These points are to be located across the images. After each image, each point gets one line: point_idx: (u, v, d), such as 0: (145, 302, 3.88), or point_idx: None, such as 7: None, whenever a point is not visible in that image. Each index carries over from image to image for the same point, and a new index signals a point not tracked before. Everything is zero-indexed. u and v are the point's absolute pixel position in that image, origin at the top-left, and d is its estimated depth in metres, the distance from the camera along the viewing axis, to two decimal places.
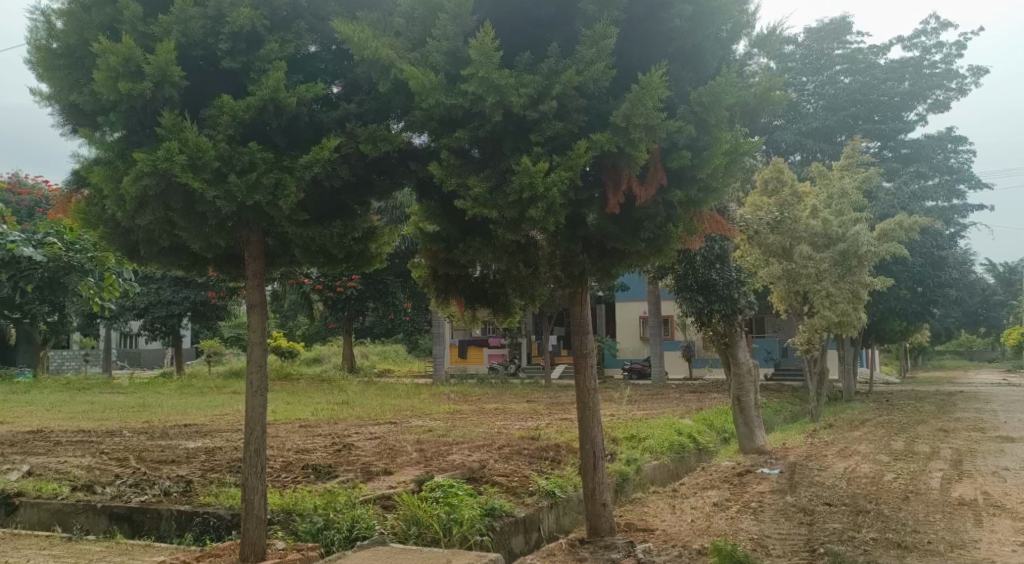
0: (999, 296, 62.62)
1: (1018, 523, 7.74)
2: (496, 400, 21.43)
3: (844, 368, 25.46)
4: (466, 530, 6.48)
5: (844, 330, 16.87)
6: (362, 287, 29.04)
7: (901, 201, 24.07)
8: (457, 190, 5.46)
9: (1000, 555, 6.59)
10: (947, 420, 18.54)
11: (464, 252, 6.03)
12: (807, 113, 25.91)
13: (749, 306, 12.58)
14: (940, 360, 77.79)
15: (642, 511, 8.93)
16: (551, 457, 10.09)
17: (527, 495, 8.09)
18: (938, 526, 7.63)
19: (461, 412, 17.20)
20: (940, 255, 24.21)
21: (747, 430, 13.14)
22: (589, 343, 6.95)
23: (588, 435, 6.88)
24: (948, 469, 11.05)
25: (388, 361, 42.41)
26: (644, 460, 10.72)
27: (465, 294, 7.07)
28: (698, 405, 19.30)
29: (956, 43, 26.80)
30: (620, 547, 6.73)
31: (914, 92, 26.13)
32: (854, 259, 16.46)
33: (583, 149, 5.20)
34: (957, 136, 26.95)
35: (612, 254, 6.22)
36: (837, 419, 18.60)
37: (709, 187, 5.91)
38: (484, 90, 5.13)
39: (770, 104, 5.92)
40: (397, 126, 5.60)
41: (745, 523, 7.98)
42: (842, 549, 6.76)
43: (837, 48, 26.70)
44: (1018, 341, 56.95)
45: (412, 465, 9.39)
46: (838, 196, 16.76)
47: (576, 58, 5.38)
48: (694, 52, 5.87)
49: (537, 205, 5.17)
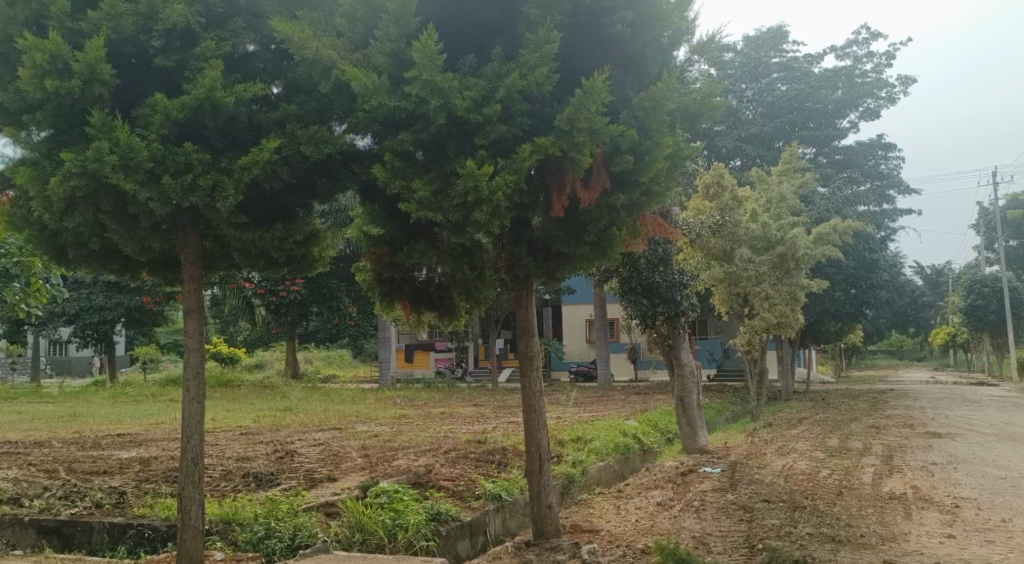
0: (927, 297, 65.13)
1: (945, 516, 8.03)
2: (442, 404, 21.35)
3: (783, 367, 26.05)
4: (411, 536, 6.43)
5: (782, 331, 17.29)
6: (305, 291, 28.55)
7: (836, 205, 24.77)
8: (402, 193, 5.39)
9: (929, 547, 6.83)
10: (879, 417, 19.14)
11: (409, 256, 5.97)
12: (746, 119, 26.59)
13: (692, 308, 12.73)
14: (872, 359, 80.37)
15: (588, 512, 9.02)
16: (498, 460, 10.09)
17: (473, 499, 8.07)
18: (870, 520, 7.86)
19: (407, 417, 17.08)
20: (872, 258, 25.03)
21: (690, 430, 13.30)
22: (534, 345, 6.96)
23: (534, 437, 6.89)
24: (880, 465, 11.42)
25: (333, 366, 41.88)
26: (590, 462, 10.81)
27: (411, 298, 7.00)
28: (642, 406, 19.54)
29: (885, 54, 27.72)
30: (566, 549, 6.75)
31: (847, 100, 26.94)
32: (792, 262, 16.94)
33: (527, 152, 5.21)
34: (887, 143, 27.78)
35: (557, 258, 6.30)
36: (777, 419, 18.95)
37: (652, 192, 5.99)
38: (428, 92, 5.09)
39: (710, 109, 6.01)
40: (340, 128, 5.52)
41: (687, 522, 8.09)
42: (778, 544, 6.92)
43: (775, 56, 27.49)
44: (944, 341, 59.21)
45: (357, 471, 9.27)
46: (776, 201, 17.55)
47: (520, 62, 5.38)
48: (635, 57, 5.96)
49: (482, 209, 5.16)
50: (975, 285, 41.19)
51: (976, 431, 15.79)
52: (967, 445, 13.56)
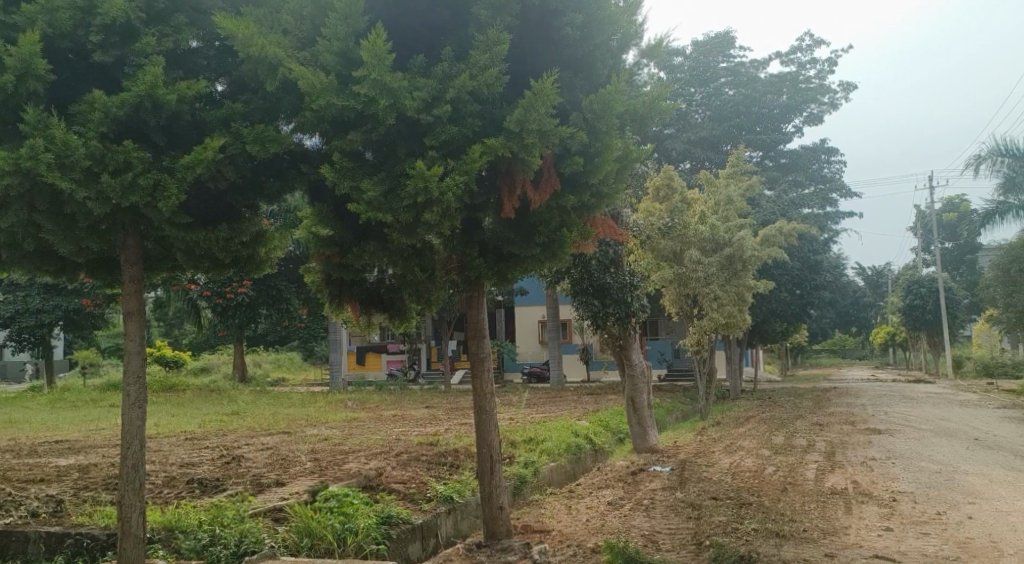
0: (868, 298, 66.93)
1: (884, 510, 8.27)
2: (394, 406, 21.20)
3: (731, 367, 26.47)
4: (361, 540, 6.38)
5: (731, 331, 17.61)
6: (253, 293, 28.02)
7: (781, 208, 25.27)
8: (351, 193, 5.33)
9: (868, 540, 7.02)
10: (822, 414, 19.61)
11: (359, 256, 5.92)
12: (695, 123, 27.08)
13: (643, 309, 12.86)
14: (816, 357, 82.30)
15: (540, 512, 9.04)
16: (450, 462, 10.07)
17: (424, 501, 8.04)
18: (813, 515, 8.05)
19: (358, 419, 16.95)
20: (815, 259, 25.67)
21: (640, 430, 13.44)
22: (485, 347, 6.94)
23: (485, 438, 6.89)
24: (823, 461, 11.70)
25: (283, 368, 41.29)
26: (541, 463, 10.84)
27: (360, 299, 6.92)
28: (593, 407, 19.69)
29: (828, 60, 28.41)
30: (517, 549, 6.78)
31: (792, 105, 27.55)
32: (739, 263, 17.27)
33: (478, 153, 5.21)
34: (830, 148, 28.49)
35: (509, 259, 6.31)
36: (725, 418, 19.28)
37: (602, 193, 6.04)
38: (377, 92, 5.04)
39: (658, 112, 6.08)
40: (287, 127, 5.45)
41: (637, 520, 8.18)
42: (725, 540, 7.04)
43: (722, 61, 27.97)
44: (884, 340, 60.95)
45: (306, 475, 9.14)
46: (724, 204, 17.84)
47: (470, 63, 5.38)
48: (585, 60, 6.01)
49: (432, 209, 5.13)
50: (913, 286, 42.49)
51: (914, 426, 16.31)
52: (906, 441, 13.97)
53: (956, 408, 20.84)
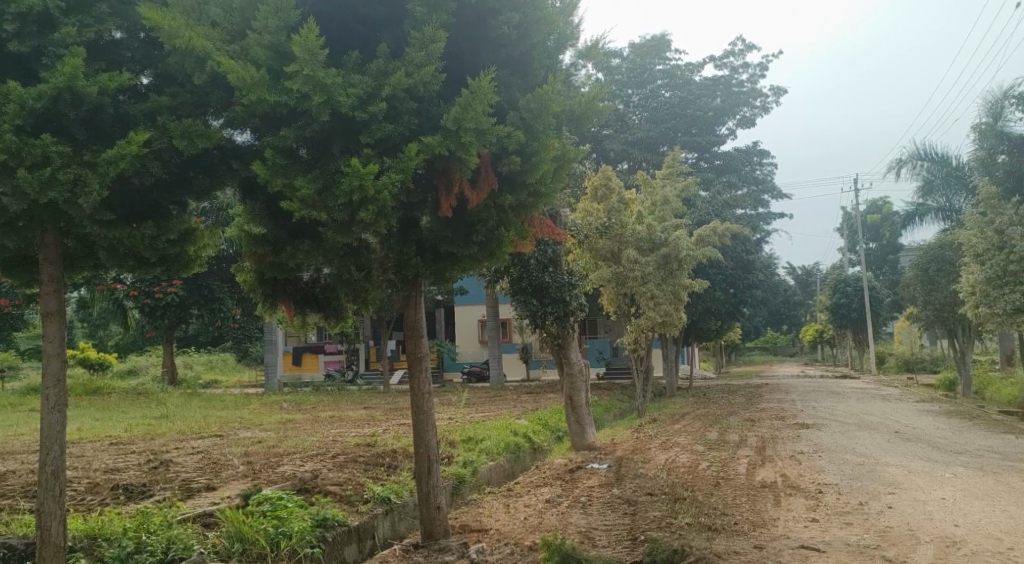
0: (796, 297, 69.00)
1: (811, 502, 8.53)
2: (332, 407, 20.91)
3: (668, 365, 26.94)
4: (295, 543, 6.28)
5: (667, 329, 17.91)
6: (184, 293, 27.25)
7: (716, 209, 25.80)
8: (284, 191, 5.22)
9: (795, 531, 7.23)
10: (754, 410, 20.12)
11: (293, 256, 5.79)
12: (632, 124, 27.47)
13: (581, 308, 12.96)
14: (748, 356, 84.56)
15: (478, 511, 9.02)
16: (387, 463, 9.97)
17: (361, 503, 7.94)
18: (743, 508, 8.26)
19: (293, 421, 16.62)
20: (748, 259, 26.31)
21: (579, 428, 13.53)
22: (423, 347, 6.89)
23: (423, 438, 6.85)
24: (754, 456, 12.00)
25: (215, 369, 40.30)
26: (480, 463, 10.84)
27: (294, 298, 6.77)
28: (533, 406, 19.79)
29: (759, 65, 29.17)
30: (454, 549, 6.74)
31: (725, 108, 28.20)
32: (675, 263, 17.54)
33: (414, 151, 5.17)
34: (762, 150, 29.24)
35: (446, 258, 6.27)
36: (661, 414, 19.61)
37: (539, 193, 6.06)
38: (310, 88, 4.94)
39: (595, 113, 6.14)
40: (217, 123, 5.34)
41: (574, 517, 8.25)
42: (659, 535, 7.15)
43: (658, 64, 28.42)
44: (812, 337, 62.95)
45: (239, 478, 8.95)
46: (660, 204, 18.12)
47: (405, 60, 5.34)
48: (522, 60, 6.04)
49: (368, 208, 5.06)
50: (839, 285, 43.97)
51: (840, 421, 16.85)
52: (833, 434, 14.43)
53: (880, 403, 21.63)
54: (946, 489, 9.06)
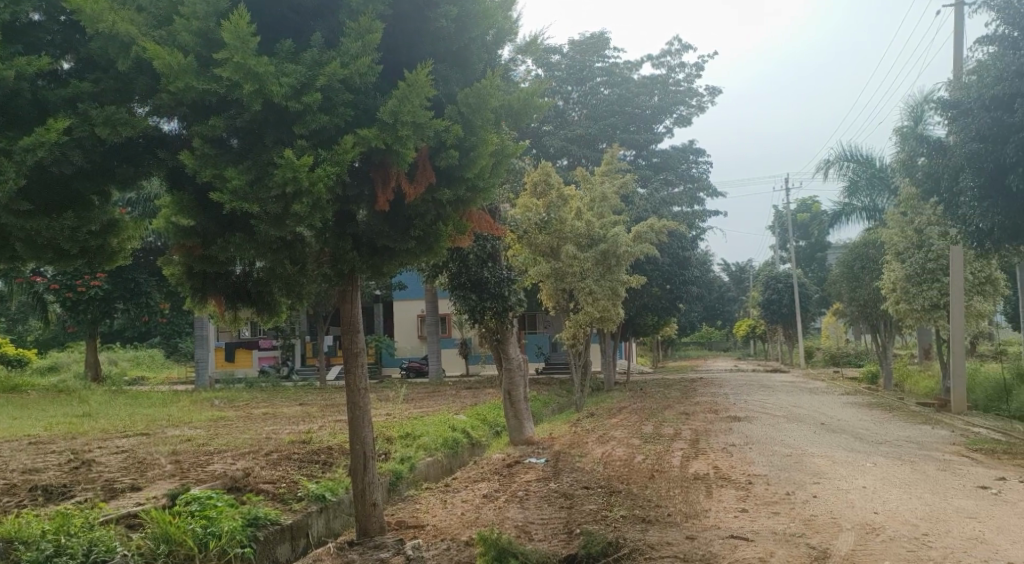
0: (729, 293, 70.73)
1: (741, 492, 8.73)
2: (265, 404, 20.51)
3: (606, 360, 27.24)
4: (224, 544, 6.15)
5: (605, 324, 18.11)
6: (109, 287, 26.33)
7: (653, 206, 26.16)
8: (214, 182, 5.08)
9: (725, 521, 7.40)
10: (688, 403, 20.54)
11: (223, 249, 5.60)
12: (571, 120, 27.68)
13: (520, 303, 12.99)
14: (684, 350, 86.14)
15: (414, 508, 8.96)
16: (322, 460, 9.83)
17: (295, 501, 7.81)
18: (676, 500, 8.41)
19: (225, 418, 16.26)
20: (684, 255, 26.79)
21: (517, 422, 13.57)
22: (359, 342, 6.80)
23: (359, 435, 6.78)
24: (688, 448, 12.23)
25: (142, 366, 39.11)
26: (417, 459, 10.79)
27: (225, 293, 6.57)
28: (472, 401, 19.78)
29: (695, 65, 29.68)
30: (390, 546, 6.69)
31: (662, 106, 28.62)
32: (613, 259, 17.72)
33: (350, 144, 5.11)
34: (697, 149, 29.76)
35: (383, 253, 6.20)
36: (598, 409, 19.83)
37: (478, 187, 6.04)
38: (241, 76, 4.80)
39: (534, 108, 6.15)
40: (142, 110, 5.16)
41: (511, 512, 8.28)
42: (595, 527, 7.22)
43: (597, 61, 28.68)
44: (745, 332, 64.46)
45: (166, 478, 8.70)
46: (599, 200, 18.21)
47: (341, 51, 5.25)
48: (460, 54, 6.02)
49: (302, 201, 4.96)
50: (771, 281, 45.14)
51: (770, 414, 17.30)
52: (763, 427, 14.81)
53: (809, 396, 22.32)
54: (868, 478, 9.40)
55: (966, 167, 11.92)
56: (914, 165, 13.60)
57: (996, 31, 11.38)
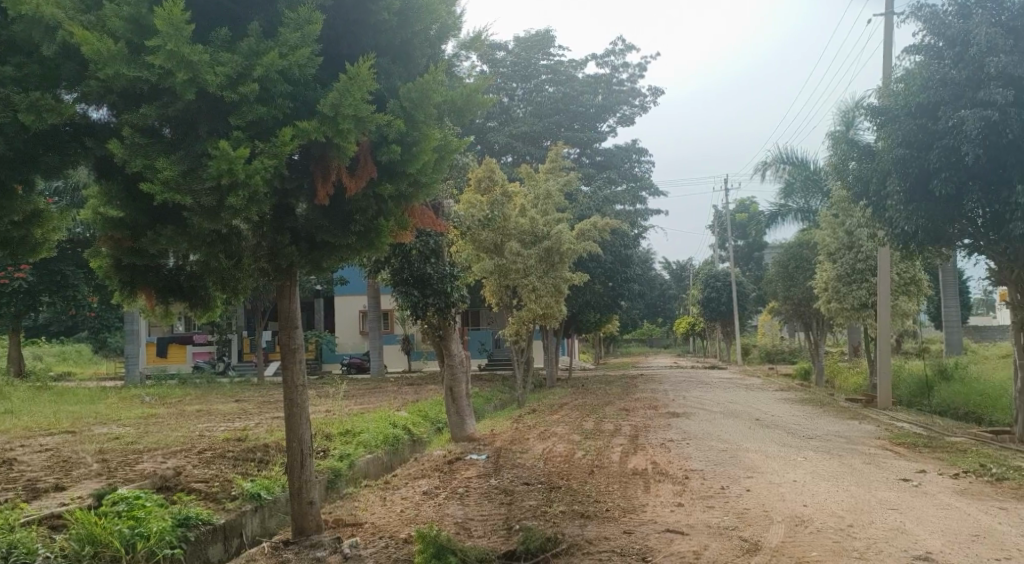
0: (669, 290, 71.89)
1: (677, 487, 8.89)
2: (200, 401, 20.04)
3: (548, 356, 27.39)
4: (153, 545, 5.98)
5: (548, 321, 18.22)
6: (33, 279, 25.38)
7: (597, 204, 26.38)
8: (144, 172, 4.91)
9: (662, 515, 7.52)
10: (628, 400, 20.83)
11: (154, 242, 5.41)
12: (516, 117, 27.76)
13: (462, 300, 12.97)
14: (626, 348, 87.22)
15: (353, 506, 8.87)
16: (258, 458, 9.64)
17: (228, 500, 7.65)
18: (615, 495, 8.51)
19: (156, 416, 15.81)
20: (627, 253, 27.12)
21: (458, 418, 13.52)
22: (297, 338, 6.67)
23: (296, 432, 6.66)
24: (627, 444, 12.39)
25: (69, 362, 37.78)
26: (357, 456, 10.68)
27: (156, 287, 6.36)
28: (413, 397, 19.69)
29: (639, 65, 30.04)
30: (327, 544, 6.60)
31: (606, 106, 28.89)
32: (557, 256, 17.85)
33: (288, 136, 5.00)
34: (640, 148, 30.14)
35: (323, 248, 6.11)
36: (540, 404, 19.98)
37: (420, 183, 5.99)
38: (173, 65, 4.66)
39: (477, 104, 6.13)
40: (68, 97, 4.97)
41: (451, 508, 8.25)
42: (534, 523, 7.26)
43: (542, 58, 28.79)
44: (685, 330, 65.59)
45: (92, 478, 8.40)
46: (543, 198, 18.23)
47: (279, 41, 5.13)
48: (403, 47, 5.96)
49: (237, 193, 4.84)
50: (710, 280, 46.05)
51: (707, 409, 17.65)
52: (700, 423, 15.08)
53: (745, 392, 22.81)
54: (798, 472, 9.67)
55: (894, 171, 12.22)
56: (845, 167, 13.95)
57: (923, 41, 11.81)
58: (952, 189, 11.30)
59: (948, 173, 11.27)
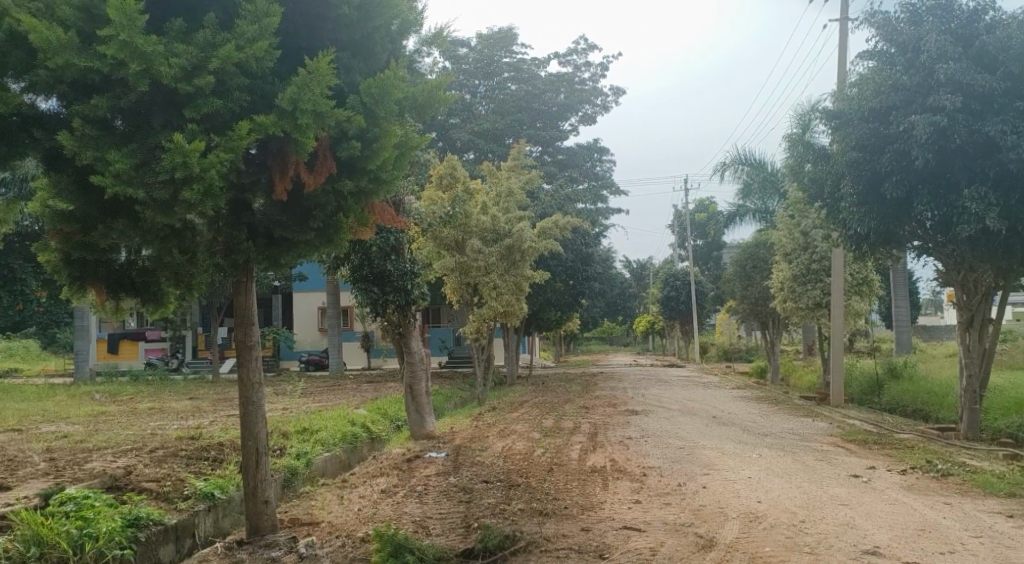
0: (630, 289, 72.43)
1: (635, 484, 8.97)
2: (153, 398, 19.64)
3: (509, 354, 27.41)
4: (102, 546, 5.85)
5: (509, 319, 18.23)
6: None
7: (559, 202, 26.44)
8: (95, 164, 4.80)
9: (619, 512, 7.58)
10: (588, 398, 20.94)
11: (105, 236, 5.29)
12: (479, 114, 27.76)
13: (423, 297, 12.91)
14: (586, 345, 87.62)
15: (309, 504, 8.77)
16: (212, 457, 9.48)
17: (181, 499, 7.52)
18: (574, 492, 8.55)
19: (106, 414, 15.43)
20: (588, 252, 27.22)
21: (418, 417, 13.45)
22: (253, 335, 6.57)
23: (251, 431, 6.58)
24: (586, 441, 12.46)
25: (16, 357, 36.71)
26: (314, 454, 10.58)
27: (107, 283, 6.20)
28: (372, 395, 19.54)
29: (601, 65, 30.19)
30: (282, 544, 6.52)
31: (569, 104, 28.98)
32: (518, 254, 17.86)
33: (245, 130, 4.93)
34: (602, 147, 30.32)
35: (280, 243, 6.04)
36: (500, 402, 19.99)
37: (380, 179, 5.94)
38: (127, 55, 4.56)
39: (439, 101, 6.10)
40: (16, 87, 4.83)
41: (409, 507, 8.21)
42: (493, 521, 7.25)
43: (505, 56, 28.77)
44: (644, 329, 66.14)
45: (38, 477, 8.17)
46: (505, 195, 18.23)
47: (237, 33, 5.05)
48: (364, 42, 5.91)
49: (192, 187, 4.74)
50: (670, 279, 46.52)
51: (666, 407, 17.82)
52: (658, 420, 15.23)
53: (703, 390, 23.10)
54: (754, 468, 9.82)
55: (848, 173, 12.45)
56: (801, 169, 14.18)
57: (875, 46, 12.06)
58: (903, 192, 11.57)
59: (899, 177, 11.54)
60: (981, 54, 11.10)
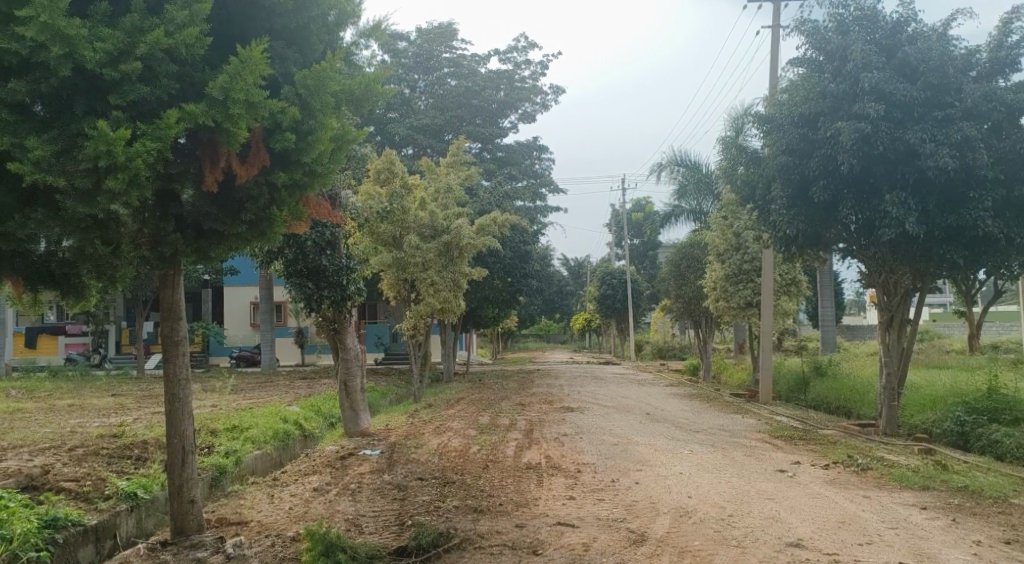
0: (567, 287, 72.98)
1: (570, 480, 9.05)
2: (74, 395, 18.88)
3: (446, 351, 27.28)
4: (16, 548, 5.60)
5: (446, 316, 18.15)
6: None
7: (497, 199, 26.44)
8: (12, 151, 4.59)
9: (553, 509, 7.62)
10: (525, 394, 21.02)
11: (23, 225, 5.06)
12: (418, 109, 27.56)
13: (358, 293, 12.77)
14: (524, 343, 87.91)
15: (238, 504, 8.57)
16: (136, 455, 9.18)
17: (101, 500, 7.26)
18: (508, 489, 8.56)
19: (24, 411, 14.75)
20: (526, 249, 27.29)
21: (352, 414, 13.28)
22: (181, 330, 6.37)
23: (177, 428, 6.38)
24: (521, 438, 12.50)
25: None
26: (244, 452, 10.35)
27: (24, 275, 5.92)
28: (305, 392, 19.21)
29: (540, 63, 30.32)
30: (209, 544, 6.35)
31: (508, 102, 29.01)
32: (455, 250, 17.81)
33: (173, 118, 4.78)
34: (541, 146, 30.48)
35: (210, 236, 5.90)
36: (436, 399, 19.91)
37: (314, 172, 5.83)
38: (47, 37, 4.38)
39: (375, 94, 6.02)
40: None
41: (342, 505, 8.11)
42: (427, 518, 7.21)
43: (445, 51, 28.65)
44: (582, 326, 66.74)
45: None
46: (444, 191, 18.13)
47: (165, 18, 4.90)
48: (299, 32, 5.80)
49: (116, 175, 4.58)
50: (607, 277, 47.04)
51: (600, 404, 18.01)
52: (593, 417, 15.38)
53: (637, 387, 23.42)
54: (685, 464, 10.02)
55: (778, 176, 12.72)
56: (733, 171, 14.51)
57: (805, 54, 12.41)
58: (829, 196, 11.97)
59: (827, 181, 11.94)
60: (903, 65, 11.52)
